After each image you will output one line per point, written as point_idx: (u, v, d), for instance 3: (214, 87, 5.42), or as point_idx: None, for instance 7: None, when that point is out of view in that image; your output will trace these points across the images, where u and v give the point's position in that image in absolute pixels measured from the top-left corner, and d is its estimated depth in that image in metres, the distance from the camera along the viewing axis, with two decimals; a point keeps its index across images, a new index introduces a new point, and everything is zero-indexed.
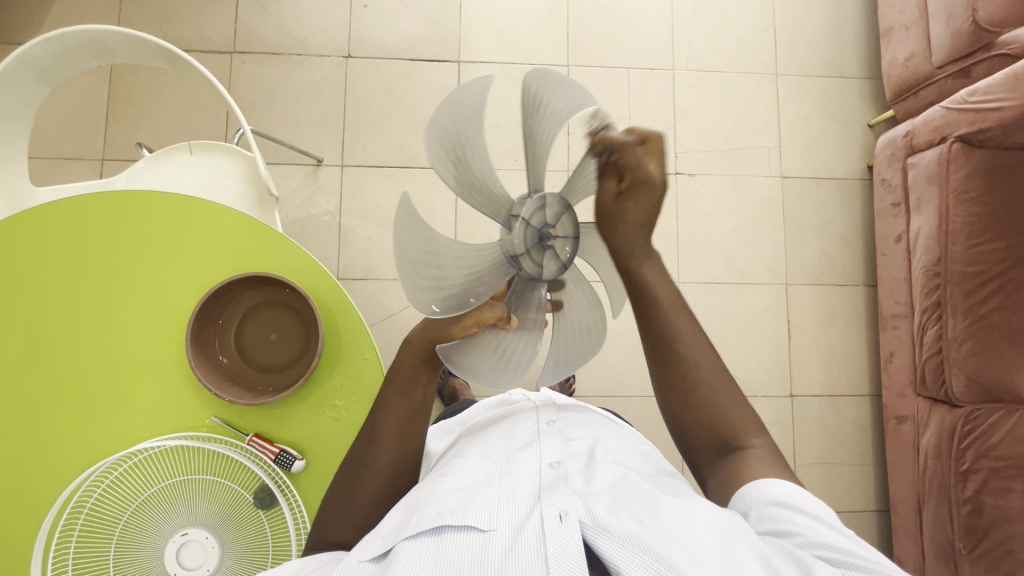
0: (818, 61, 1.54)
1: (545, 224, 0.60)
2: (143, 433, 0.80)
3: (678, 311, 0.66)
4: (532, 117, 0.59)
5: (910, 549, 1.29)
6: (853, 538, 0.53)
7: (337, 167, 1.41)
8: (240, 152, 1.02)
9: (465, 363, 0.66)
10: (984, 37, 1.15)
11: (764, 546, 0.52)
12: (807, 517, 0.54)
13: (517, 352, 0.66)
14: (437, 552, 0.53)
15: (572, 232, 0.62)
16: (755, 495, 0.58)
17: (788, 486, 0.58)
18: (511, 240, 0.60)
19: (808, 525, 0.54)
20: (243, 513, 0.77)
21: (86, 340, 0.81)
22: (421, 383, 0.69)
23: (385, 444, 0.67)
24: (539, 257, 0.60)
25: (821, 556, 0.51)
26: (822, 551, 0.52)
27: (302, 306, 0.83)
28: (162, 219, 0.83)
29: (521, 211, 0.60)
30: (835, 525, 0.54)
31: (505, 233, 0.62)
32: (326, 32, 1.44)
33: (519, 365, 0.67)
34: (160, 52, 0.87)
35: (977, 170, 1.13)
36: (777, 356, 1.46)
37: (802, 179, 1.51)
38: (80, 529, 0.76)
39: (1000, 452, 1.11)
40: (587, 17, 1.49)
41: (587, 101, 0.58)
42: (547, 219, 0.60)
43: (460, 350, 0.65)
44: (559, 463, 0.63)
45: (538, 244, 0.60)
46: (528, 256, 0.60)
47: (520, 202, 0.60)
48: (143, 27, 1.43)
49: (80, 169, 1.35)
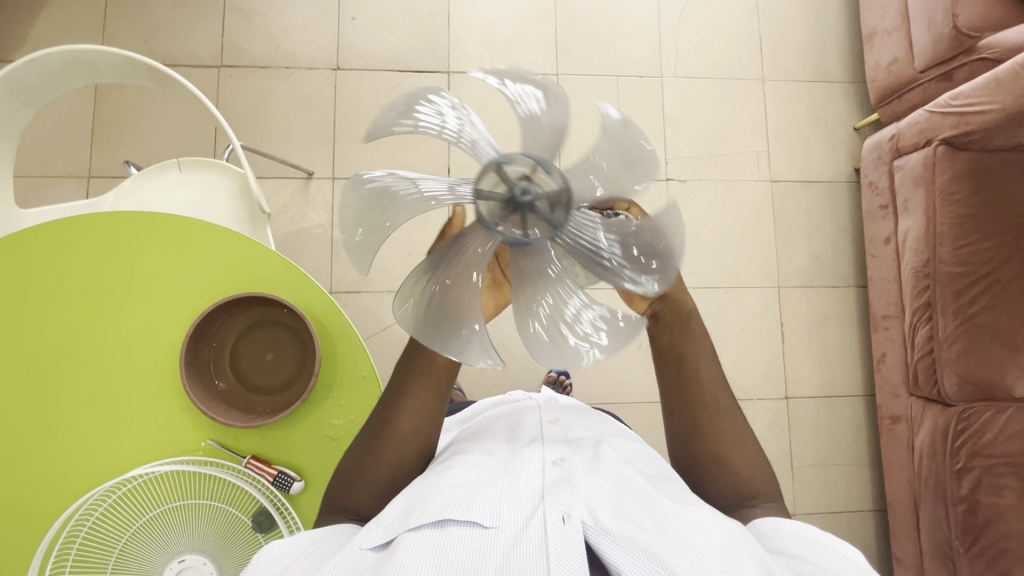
0: (803, 66, 1.56)
1: (520, 182, 0.58)
2: (139, 458, 0.79)
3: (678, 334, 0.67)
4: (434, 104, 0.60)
5: (907, 548, 1.30)
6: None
7: (328, 180, 1.40)
8: (231, 169, 1.00)
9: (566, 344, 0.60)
10: (964, 42, 1.17)
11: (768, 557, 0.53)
12: (819, 549, 0.56)
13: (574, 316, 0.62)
14: (440, 547, 0.52)
15: (504, 211, 0.59)
16: (771, 525, 0.60)
17: (808, 529, 0.59)
18: (548, 177, 0.58)
19: (820, 553, 0.55)
20: (242, 538, 0.76)
21: (77, 362, 0.79)
22: (408, 383, 0.65)
23: (377, 477, 0.65)
24: (545, 196, 0.58)
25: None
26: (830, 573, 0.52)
27: (298, 325, 0.82)
28: (153, 241, 0.82)
29: (519, 164, 0.58)
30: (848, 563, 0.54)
31: (545, 172, 0.58)
32: (314, 45, 1.44)
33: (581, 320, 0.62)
34: (147, 71, 0.86)
35: (961, 172, 1.15)
36: (771, 359, 1.47)
37: (791, 182, 1.52)
38: (73, 559, 0.74)
39: (994, 450, 1.13)
40: (574, 25, 1.50)
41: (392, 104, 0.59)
42: (515, 180, 0.58)
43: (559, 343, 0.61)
44: (563, 461, 0.63)
45: (535, 188, 0.58)
46: (545, 192, 0.58)
47: (510, 159, 0.58)
48: (128, 43, 1.41)
49: (66, 187, 1.33)
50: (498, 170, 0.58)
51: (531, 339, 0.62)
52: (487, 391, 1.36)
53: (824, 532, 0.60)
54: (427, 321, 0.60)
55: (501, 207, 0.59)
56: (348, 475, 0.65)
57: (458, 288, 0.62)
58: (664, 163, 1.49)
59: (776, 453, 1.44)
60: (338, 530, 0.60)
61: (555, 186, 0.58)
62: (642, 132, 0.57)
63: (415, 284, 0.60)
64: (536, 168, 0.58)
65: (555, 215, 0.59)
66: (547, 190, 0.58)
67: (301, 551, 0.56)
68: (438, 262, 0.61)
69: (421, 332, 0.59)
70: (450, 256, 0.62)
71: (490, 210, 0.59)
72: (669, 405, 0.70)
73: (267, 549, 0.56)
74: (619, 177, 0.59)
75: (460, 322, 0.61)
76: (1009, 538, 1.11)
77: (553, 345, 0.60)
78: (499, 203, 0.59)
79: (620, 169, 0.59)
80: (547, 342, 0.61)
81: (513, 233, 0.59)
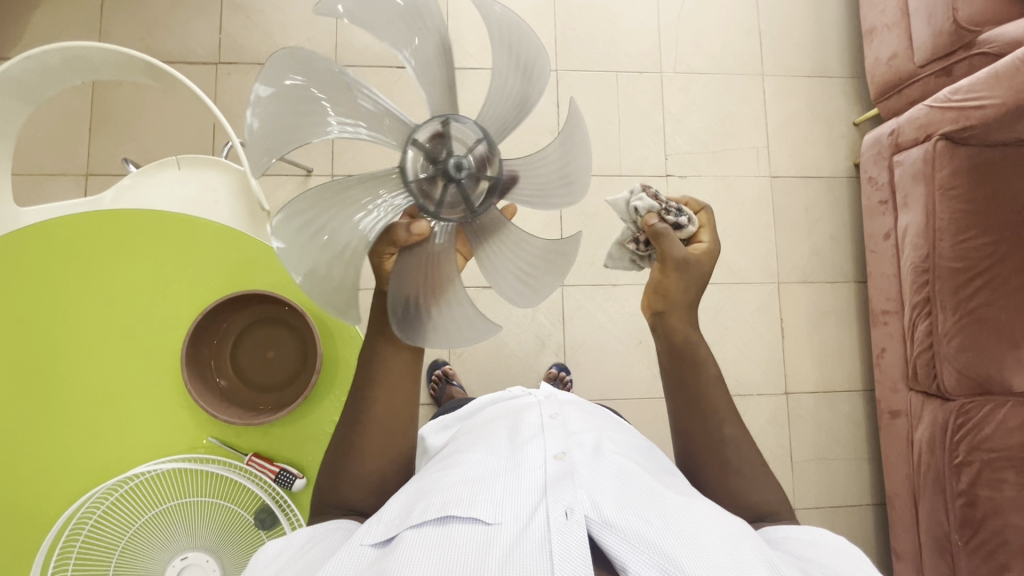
0: (803, 61, 1.56)
1: (442, 148, 0.56)
2: (140, 456, 0.79)
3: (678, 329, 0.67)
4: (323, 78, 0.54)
5: (906, 542, 1.31)
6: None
7: (327, 177, 1.40)
8: (229, 166, 1.00)
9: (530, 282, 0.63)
10: (964, 36, 1.17)
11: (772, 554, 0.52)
12: (820, 547, 0.57)
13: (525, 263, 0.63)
14: (443, 543, 0.52)
15: (437, 181, 0.56)
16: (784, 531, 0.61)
17: (820, 534, 0.59)
18: (464, 133, 0.56)
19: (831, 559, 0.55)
20: (245, 535, 0.76)
21: (77, 360, 0.79)
22: (405, 380, 0.65)
23: (378, 475, 0.65)
24: (467, 153, 0.56)
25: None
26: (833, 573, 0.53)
27: (298, 323, 0.82)
28: (152, 239, 0.82)
29: (434, 131, 0.55)
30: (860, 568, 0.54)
31: (460, 129, 0.55)
32: (312, 41, 1.43)
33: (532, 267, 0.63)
34: (144, 68, 0.86)
35: (961, 166, 1.15)
36: (771, 354, 1.47)
37: (790, 178, 1.52)
38: (75, 558, 0.74)
39: (992, 444, 1.13)
40: (574, 21, 1.50)
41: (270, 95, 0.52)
42: (437, 148, 0.56)
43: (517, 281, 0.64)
44: (564, 455, 0.63)
45: (457, 148, 0.56)
46: (467, 150, 0.56)
47: (423, 129, 0.55)
48: (125, 40, 1.41)
49: (64, 185, 1.33)
50: (420, 144, 0.56)
51: (497, 287, 0.64)
52: (488, 388, 1.36)
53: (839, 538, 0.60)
54: (438, 329, 0.62)
55: (433, 179, 0.56)
56: (335, 469, 0.64)
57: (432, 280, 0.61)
58: (664, 160, 1.49)
59: (775, 449, 1.44)
60: (335, 526, 0.60)
61: (476, 138, 0.56)
62: (518, 17, 0.54)
63: (401, 321, 0.61)
64: (448, 130, 0.55)
65: (486, 167, 0.57)
66: (470, 146, 0.56)
67: (298, 550, 0.56)
68: (397, 291, 0.61)
69: (441, 340, 0.62)
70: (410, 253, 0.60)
71: (420, 185, 0.56)
72: (670, 405, 0.70)
73: (260, 555, 0.56)
74: (518, 82, 0.59)
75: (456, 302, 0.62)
76: (1008, 531, 1.11)
77: (528, 287, 0.63)
78: (429, 176, 0.56)
79: (516, 72, 0.58)
80: (519, 285, 0.64)
81: (456, 202, 0.57)
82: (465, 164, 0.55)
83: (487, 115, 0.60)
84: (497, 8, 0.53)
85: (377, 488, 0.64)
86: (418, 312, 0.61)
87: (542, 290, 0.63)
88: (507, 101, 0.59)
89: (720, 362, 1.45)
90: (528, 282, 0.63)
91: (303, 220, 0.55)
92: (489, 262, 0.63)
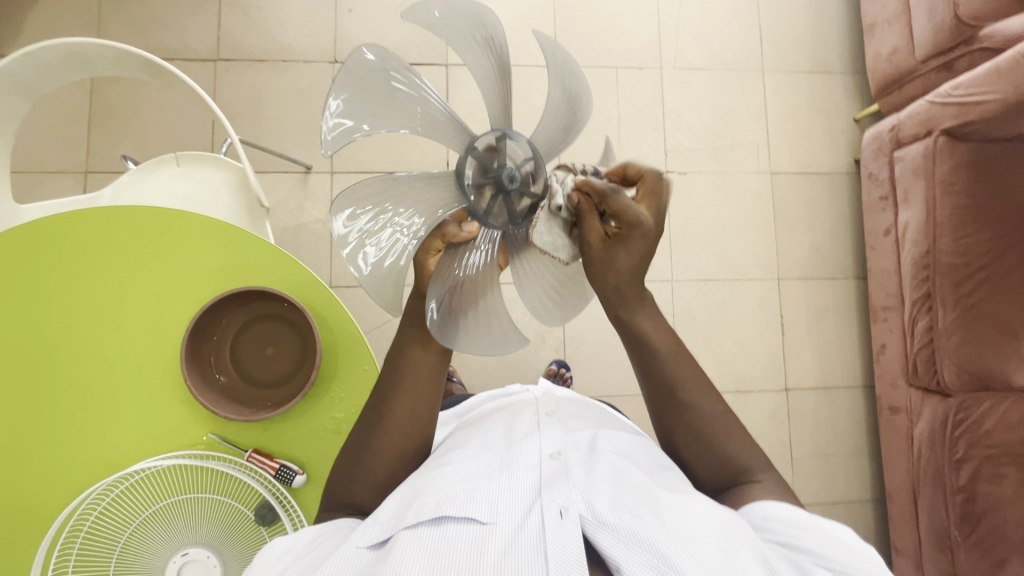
0: (803, 57, 1.55)
1: (495, 162, 0.56)
2: (141, 452, 0.79)
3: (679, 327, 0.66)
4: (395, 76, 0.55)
5: (906, 537, 1.31)
6: (864, 561, 0.52)
7: (326, 174, 1.40)
8: (229, 163, 1.00)
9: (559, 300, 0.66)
10: (965, 31, 1.17)
11: (765, 548, 0.52)
12: (806, 530, 0.54)
13: (556, 285, 0.65)
14: (438, 543, 0.52)
15: (487, 195, 0.56)
16: (764, 511, 0.57)
17: (800, 512, 0.56)
18: (516, 150, 0.56)
19: (818, 541, 0.53)
20: (245, 532, 0.76)
21: (77, 356, 0.79)
22: (413, 371, 0.64)
23: (376, 474, 0.64)
24: (519, 170, 0.56)
25: (822, 565, 0.51)
26: (828, 564, 0.51)
27: (297, 319, 0.82)
28: (152, 235, 0.82)
29: (489, 145, 0.56)
30: (845, 547, 0.53)
31: (513, 146, 0.56)
32: (311, 38, 1.43)
33: (563, 287, 0.66)
34: (143, 65, 0.86)
35: (962, 162, 1.15)
36: (771, 350, 1.47)
37: (790, 174, 1.52)
38: (77, 554, 0.74)
39: (992, 440, 1.13)
40: (573, 17, 1.49)
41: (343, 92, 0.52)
42: (490, 161, 0.56)
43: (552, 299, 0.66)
44: (559, 454, 0.63)
45: (510, 163, 0.56)
46: (519, 166, 0.56)
47: (479, 141, 0.56)
48: (123, 37, 1.40)
49: (63, 183, 1.33)
50: (475, 156, 0.56)
51: (526, 298, 0.66)
52: (489, 384, 1.37)
53: (816, 514, 0.57)
54: (478, 334, 0.62)
55: (482, 188, 0.56)
56: (343, 471, 0.64)
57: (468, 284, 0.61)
58: (663, 156, 1.49)
59: (775, 445, 1.44)
60: (338, 525, 0.59)
61: (527, 156, 0.57)
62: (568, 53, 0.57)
63: (441, 326, 0.60)
64: (502, 145, 0.56)
65: (534, 184, 0.57)
66: (521, 162, 0.56)
67: (302, 548, 0.56)
68: (437, 294, 0.60)
69: (478, 343, 0.62)
70: (453, 255, 0.59)
71: (470, 196, 0.57)
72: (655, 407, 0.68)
73: (270, 548, 0.56)
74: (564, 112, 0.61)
75: (495, 310, 0.64)
76: (1007, 527, 1.11)
77: (556, 303, 0.66)
78: (478, 185, 0.56)
79: (564, 103, 0.60)
80: (549, 300, 0.66)
81: (502, 214, 0.57)
82: (515, 177, 0.55)
83: (538, 135, 0.61)
84: (554, 43, 0.56)
85: (381, 488, 0.64)
86: (459, 315, 0.61)
87: (571, 308, 0.67)
88: (553, 124, 0.61)
89: (720, 358, 1.45)
90: (556, 299, 0.66)
91: (362, 211, 0.56)
92: (522, 273, 0.64)
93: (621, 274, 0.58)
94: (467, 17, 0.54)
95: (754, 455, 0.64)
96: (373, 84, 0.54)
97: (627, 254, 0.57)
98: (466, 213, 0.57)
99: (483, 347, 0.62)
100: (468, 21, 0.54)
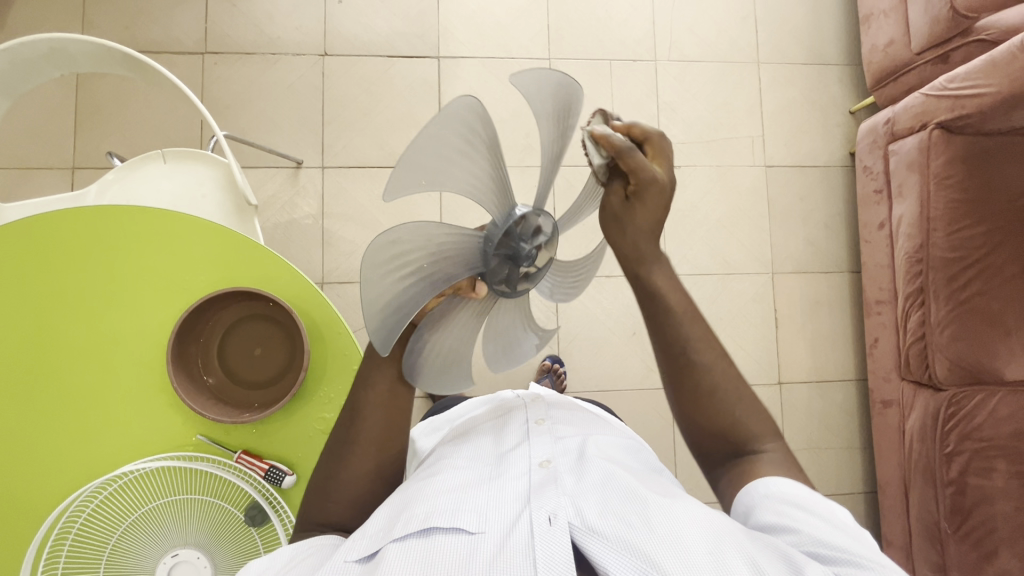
0: (799, 48, 1.53)
1: (527, 233, 0.54)
2: (128, 456, 0.79)
3: (666, 338, 0.64)
4: (481, 137, 0.49)
5: (896, 528, 1.32)
6: (853, 535, 0.53)
7: (317, 168, 1.39)
8: (217, 159, 0.99)
9: (512, 357, 0.69)
10: (962, 23, 1.15)
11: (752, 547, 0.51)
12: (802, 509, 0.55)
13: (519, 342, 0.68)
14: (425, 554, 0.52)
15: (502, 260, 0.54)
16: (761, 488, 0.58)
17: (796, 487, 0.57)
18: (542, 223, 0.55)
19: (808, 522, 0.53)
20: (236, 531, 0.76)
21: (61, 359, 0.78)
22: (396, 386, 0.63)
23: (357, 484, 0.63)
24: (535, 245, 0.55)
25: (808, 549, 0.52)
26: (815, 546, 0.52)
27: (285, 319, 0.82)
28: (136, 233, 0.81)
29: (528, 214, 0.54)
30: (838, 525, 0.53)
31: (540, 218, 0.55)
32: (301, 30, 1.40)
33: (520, 347, 0.69)
34: (125, 61, 0.84)
35: (955, 156, 1.14)
36: (764, 344, 1.47)
37: (784, 167, 1.51)
38: (65, 558, 0.73)
39: (983, 433, 1.14)
40: (567, 8, 1.47)
41: (438, 137, 0.45)
42: (523, 229, 0.54)
43: (510, 356, 0.69)
44: (549, 463, 0.62)
45: (535, 236, 0.54)
46: (541, 241, 0.55)
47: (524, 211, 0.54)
48: (109, 31, 1.38)
49: (48, 179, 1.31)
50: (513, 220, 0.53)
51: (490, 356, 0.66)
52: (482, 381, 1.36)
53: (811, 490, 0.57)
54: (437, 375, 0.62)
55: (499, 253, 0.54)
56: (323, 487, 0.63)
57: (455, 334, 0.60)
58: None
59: None
60: (320, 543, 0.59)
61: (549, 229, 0.56)
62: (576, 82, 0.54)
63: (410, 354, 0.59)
64: (536, 217, 0.55)
65: (541, 259, 0.56)
66: (543, 236, 0.55)
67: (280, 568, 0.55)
68: (427, 330, 0.58)
69: (432, 382, 0.62)
70: (453, 307, 0.58)
71: (488, 261, 0.54)
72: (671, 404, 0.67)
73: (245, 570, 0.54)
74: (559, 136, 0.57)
75: (462, 361, 0.63)
76: (996, 519, 1.13)
77: (511, 355, 0.69)
78: (500, 249, 0.54)
79: (557, 122, 0.56)
80: (504, 357, 0.68)
81: (504, 280, 0.55)
82: (534, 253, 0.55)
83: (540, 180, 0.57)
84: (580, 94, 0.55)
85: (365, 502, 0.64)
86: (430, 354, 0.59)
87: (521, 359, 0.71)
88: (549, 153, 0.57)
89: None
90: (513, 353, 0.69)
91: (396, 242, 0.48)
92: (501, 328, 0.64)
93: (639, 236, 0.60)
94: (560, 86, 0.53)
95: (753, 428, 0.64)
96: (459, 135, 0.47)
97: (644, 212, 0.58)
98: (478, 276, 0.56)
99: (428, 386, 0.62)
100: (556, 89, 0.53)
